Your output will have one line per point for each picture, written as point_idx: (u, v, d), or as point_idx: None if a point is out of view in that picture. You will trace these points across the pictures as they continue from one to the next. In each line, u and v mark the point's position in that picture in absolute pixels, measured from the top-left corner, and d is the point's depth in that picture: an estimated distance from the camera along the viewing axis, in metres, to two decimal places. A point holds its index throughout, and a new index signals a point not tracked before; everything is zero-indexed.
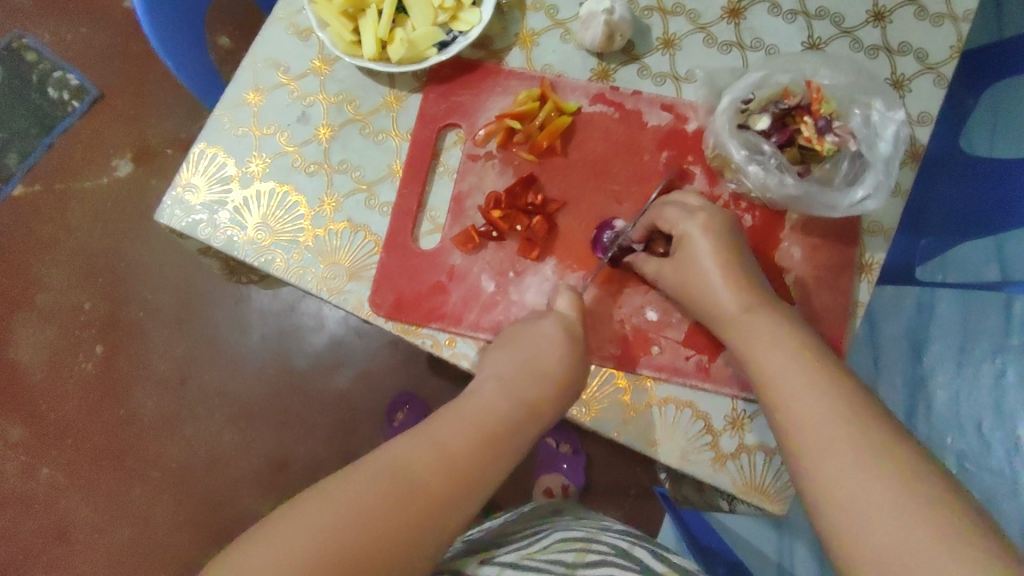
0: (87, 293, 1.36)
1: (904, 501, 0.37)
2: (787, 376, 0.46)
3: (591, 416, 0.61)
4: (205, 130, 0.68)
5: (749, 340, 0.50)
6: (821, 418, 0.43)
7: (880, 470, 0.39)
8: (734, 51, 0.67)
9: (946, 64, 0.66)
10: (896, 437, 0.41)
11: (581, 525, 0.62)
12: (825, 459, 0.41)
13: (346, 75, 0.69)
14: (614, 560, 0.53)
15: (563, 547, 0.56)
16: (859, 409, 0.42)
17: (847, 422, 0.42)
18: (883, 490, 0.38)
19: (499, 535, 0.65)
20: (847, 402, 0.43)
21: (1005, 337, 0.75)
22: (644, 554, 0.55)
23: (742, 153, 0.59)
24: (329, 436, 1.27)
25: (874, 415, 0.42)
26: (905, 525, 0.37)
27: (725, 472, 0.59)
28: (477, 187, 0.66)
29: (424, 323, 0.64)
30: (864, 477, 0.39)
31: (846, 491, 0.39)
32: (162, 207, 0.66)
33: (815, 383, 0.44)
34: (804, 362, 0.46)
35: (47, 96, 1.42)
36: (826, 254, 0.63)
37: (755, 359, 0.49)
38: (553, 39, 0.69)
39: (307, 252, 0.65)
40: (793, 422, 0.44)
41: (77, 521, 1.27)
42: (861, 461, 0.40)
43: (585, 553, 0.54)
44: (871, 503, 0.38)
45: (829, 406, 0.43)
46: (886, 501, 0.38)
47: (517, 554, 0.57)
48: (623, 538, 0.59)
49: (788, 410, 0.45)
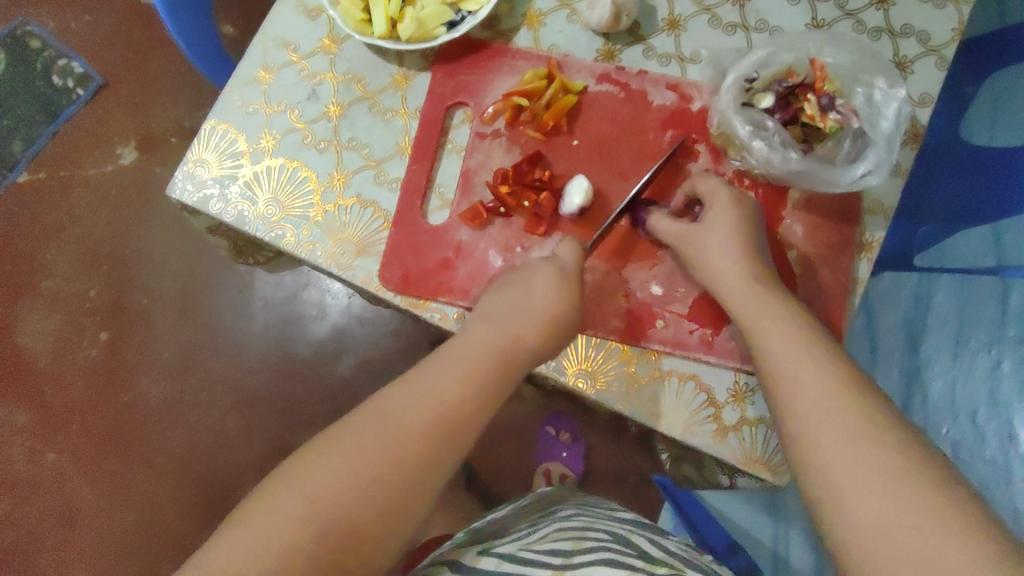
0: (92, 279, 1.37)
1: (901, 478, 0.38)
2: (786, 358, 0.47)
3: (595, 388, 0.62)
4: (215, 107, 0.69)
5: (750, 315, 0.51)
6: (819, 394, 0.44)
7: (875, 443, 0.40)
8: (739, 31, 0.68)
9: (948, 46, 0.67)
10: (891, 415, 0.42)
11: (578, 512, 0.63)
12: (824, 431, 0.42)
13: (355, 54, 0.70)
14: (610, 547, 0.53)
15: (560, 536, 0.57)
16: (855, 387, 0.44)
17: (843, 402, 0.43)
18: (879, 461, 0.39)
19: (499, 527, 0.65)
20: (845, 379, 0.44)
21: (1002, 328, 0.68)
22: (641, 540, 0.56)
23: (746, 129, 0.60)
24: (331, 422, 1.29)
25: (872, 396, 0.43)
26: (899, 495, 0.38)
27: (725, 445, 0.60)
28: (484, 165, 0.67)
29: (432, 298, 0.65)
30: (860, 448, 0.40)
31: (842, 467, 0.40)
32: (173, 182, 0.67)
33: (815, 363, 0.45)
34: (802, 344, 0.47)
35: (52, 83, 1.43)
36: (827, 232, 0.64)
37: (760, 335, 0.50)
38: (559, 20, 0.70)
39: (316, 228, 0.66)
40: (794, 396, 0.45)
41: (81, 505, 1.28)
42: (860, 438, 0.41)
43: (581, 541, 0.55)
44: (868, 478, 0.39)
45: (827, 380, 0.44)
46: (881, 472, 0.39)
47: (515, 544, 0.57)
48: (620, 526, 0.60)
49: (786, 391, 0.46)
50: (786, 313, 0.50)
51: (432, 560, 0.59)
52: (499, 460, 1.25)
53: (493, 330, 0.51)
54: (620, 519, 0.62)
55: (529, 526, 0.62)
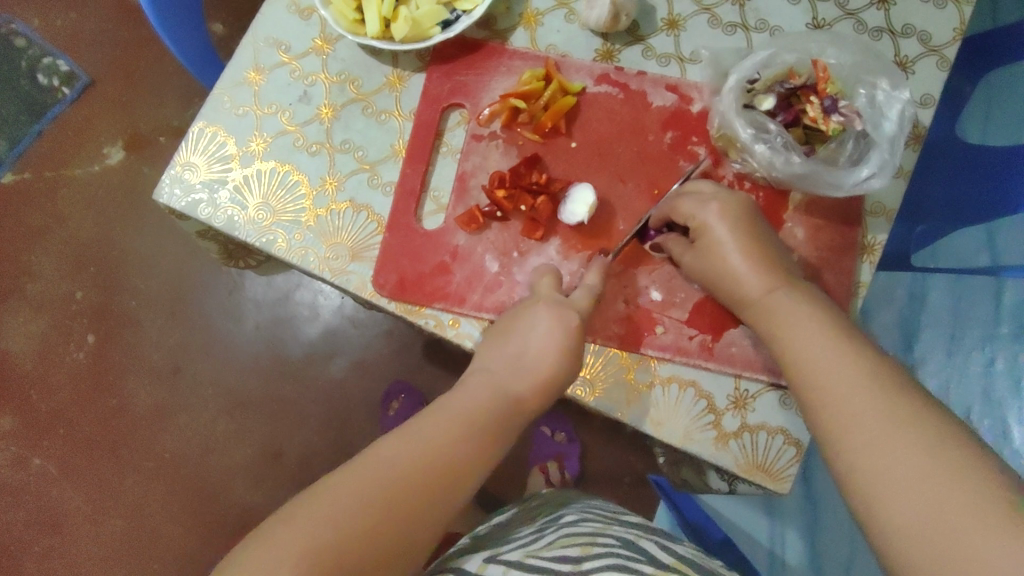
0: (78, 282, 1.34)
1: (931, 475, 0.37)
2: (818, 357, 0.46)
3: (594, 396, 0.61)
4: (204, 109, 0.67)
5: (777, 315, 0.51)
6: (852, 393, 0.43)
7: (904, 441, 0.39)
8: (739, 32, 0.67)
9: (949, 47, 0.66)
10: (925, 410, 0.40)
11: (584, 517, 0.62)
12: (849, 434, 0.42)
13: (348, 54, 0.69)
14: (619, 553, 0.52)
15: (569, 542, 0.55)
16: (885, 386, 0.43)
17: (875, 400, 0.42)
18: (908, 459, 0.38)
19: (502, 531, 0.64)
20: (875, 379, 0.43)
21: (997, 326, 0.81)
22: (650, 547, 0.56)
23: (748, 132, 0.59)
24: (324, 424, 1.27)
25: (903, 391, 0.42)
26: (931, 495, 0.36)
27: (727, 452, 0.59)
28: (481, 167, 0.65)
29: (428, 304, 0.63)
30: (888, 448, 0.39)
31: (873, 469, 0.39)
32: (161, 186, 0.65)
33: (848, 363, 0.45)
34: (834, 342, 0.47)
35: (37, 82, 1.39)
36: (829, 235, 0.63)
37: (786, 342, 0.49)
38: (557, 19, 0.68)
39: (308, 232, 0.64)
40: (822, 401, 0.44)
41: (69, 511, 1.25)
42: (888, 437, 0.40)
43: (591, 547, 0.54)
44: (898, 479, 0.38)
45: (862, 380, 0.43)
46: (912, 471, 0.38)
47: (522, 551, 0.56)
48: (629, 530, 0.59)
49: (818, 391, 0.45)
50: (817, 314, 0.49)
51: (440, 567, 0.59)
52: (494, 462, 1.23)
53: (491, 383, 0.50)
54: (628, 522, 0.62)
55: (533, 531, 0.61)
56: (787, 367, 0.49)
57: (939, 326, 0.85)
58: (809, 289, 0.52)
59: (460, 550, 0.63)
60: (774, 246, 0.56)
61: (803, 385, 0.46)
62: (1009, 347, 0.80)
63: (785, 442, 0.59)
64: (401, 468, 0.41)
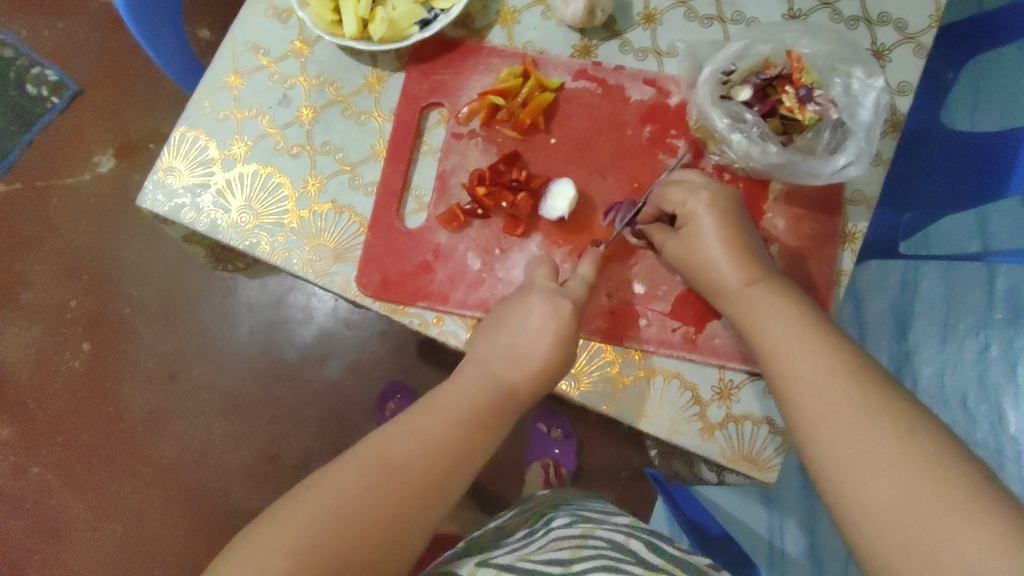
0: (72, 290, 1.34)
1: (900, 462, 0.38)
2: (791, 346, 0.47)
3: (579, 390, 0.61)
4: (185, 114, 0.68)
5: (754, 309, 0.51)
6: (823, 382, 0.44)
7: (875, 430, 0.40)
8: (716, 24, 0.68)
9: (925, 34, 0.66)
10: (895, 399, 0.41)
11: (575, 519, 0.62)
12: (824, 423, 0.42)
13: (327, 55, 0.69)
14: (608, 554, 0.54)
15: (558, 546, 0.56)
16: (859, 374, 0.43)
17: (846, 388, 0.43)
18: (879, 448, 0.39)
19: (495, 536, 0.65)
20: (850, 368, 0.44)
21: (991, 312, 0.90)
22: (638, 547, 0.56)
23: (724, 123, 0.59)
24: (320, 427, 1.27)
25: (874, 379, 0.43)
26: (901, 483, 0.38)
27: (713, 443, 0.59)
28: (461, 166, 0.66)
29: (411, 303, 0.64)
30: (861, 436, 0.40)
31: (845, 457, 0.40)
32: (144, 192, 0.65)
33: (818, 351, 0.45)
34: (805, 331, 0.47)
35: (25, 92, 1.39)
36: (810, 224, 0.63)
37: (759, 331, 0.50)
38: (534, 16, 0.69)
39: (291, 234, 0.64)
40: (797, 388, 0.45)
41: (69, 519, 1.26)
42: (859, 426, 0.41)
43: (580, 549, 0.55)
44: (871, 467, 0.39)
45: (833, 369, 0.44)
46: (883, 460, 0.39)
47: (512, 555, 0.57)
48: (618, 531, 0.59)
49: (792, 380, 0.46)
50: (790, 305, 0.50)
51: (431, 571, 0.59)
52: (491, 460, 1.24)
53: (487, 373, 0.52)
54: (620, 523, 0.61)
55: (523, 536, 0.62)
56: (761, 355, 0.49)
57: (932, 313, 0.91)
58: (788, 283, 0.52)
59: (456, 552, 0.63)
60: (754, 237, 0.56)
61: (777, 372, 0.47)
62: (1002, 332, 0.89)
63: (770, 432, 0.59)
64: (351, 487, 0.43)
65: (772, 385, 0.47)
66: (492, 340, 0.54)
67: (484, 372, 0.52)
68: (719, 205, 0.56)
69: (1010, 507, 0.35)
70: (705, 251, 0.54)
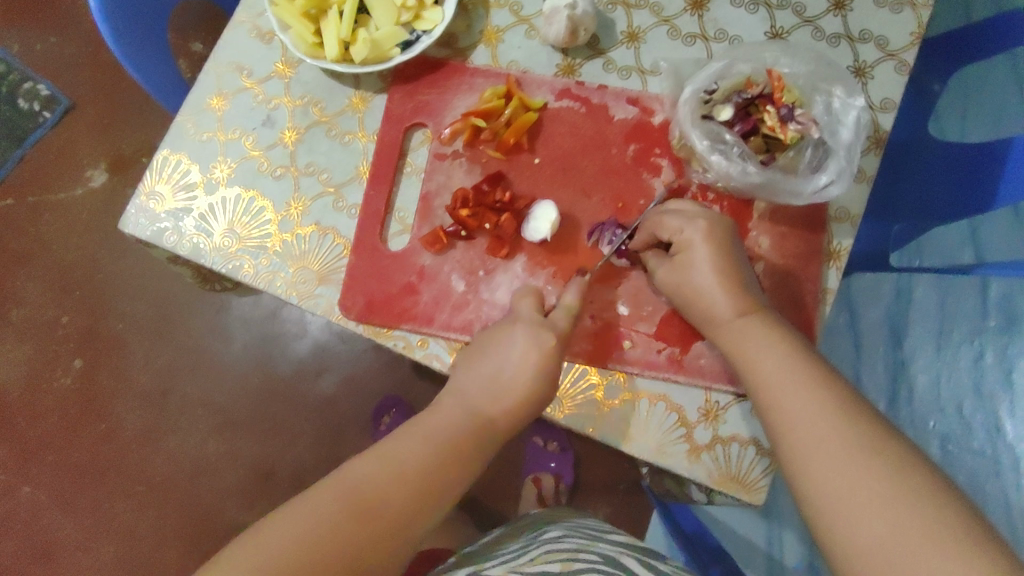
0: (64, 306, 1.34)
1: (891, 501, 0.38)
2: (782, 378, 0.46)
3: (564, 413, 0.61)
4: (168, 137, 0.67)
5: (744, 341, 0.51)
6: (812, 418, 0.43)
7: (865, 467, 0.40)
8: (698, 42, 0.68)
9: (907, 51, 0.66)
10: (885, 436, 0.41)
11: (568, 534, 0.61)
12: (815, 459, 0.42)
13: (310, 77, 0.69)
14: (599, 568, 0.52)
15: (550, 558, 0.55)
16: (849, 411, 0.43)
17: (837, 424, 0.42)
18: (870, 485, 0.39)
19: (490, 550, 0.64)
20: (840, 404, 0.43)
21: (984, 320, 0.88)
22: (632, 563, 0.55)
23: (704, 143, 0.59)
24: (315, 442, 1.26)
25: (864, 416, 0.43)
26: (893, 521, 0.37)
27: (700, 465, 0.59)
28: (445, 187, 0.65)
29: (396, 326, 0.63)
30: (853, 473, 0.40)
31: (838, 493, 0.40)
32: (127, 216, 0.65)
33: (808, 386, 0.45)
34: (794, 366, 0.47)
35: (17, 108, 1.39)
36: (795, 242, 0.63)
37: (749, 363, 0.49)
38: (518, 35, 0.69)
39: (275, 257, 0.64)
40: (788, 422, 0.45)
41: (61, 539, 1.25)
42: (849, 462, 0.40)
43: (572, 563, 0.53)
44: (861, 503, 0.39)
45: (822, 404, 0.44)
46: (874, 498, 0.38)
47: (505, 567, 0.56)
48: (612, 547, 0.59)
49: (782, 414, 0.45)
50: (778, 337, 0.50)
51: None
52: (486, 474, 1.23)
53: (475, 401, 0.51)
54: (615, 541, 0.61)
55: (518, 547, 0.61)
56: (750, 387, 0.49)
57: (927, 322, 0.91)
58: (775, 314, 0.52)
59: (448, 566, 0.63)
60: (737, 259, 0.56)
61: (767, 407, 0.46)
62: (996, 342, 0.87)
63: (758, 453, 0.59)
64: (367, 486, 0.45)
65: (761, 417, 0.47)
66: (477, 366, 0.53)
67: (468, 403, 0.51)
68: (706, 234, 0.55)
69: (991, 543, 0.35)
70: (690, 276, 0.54)
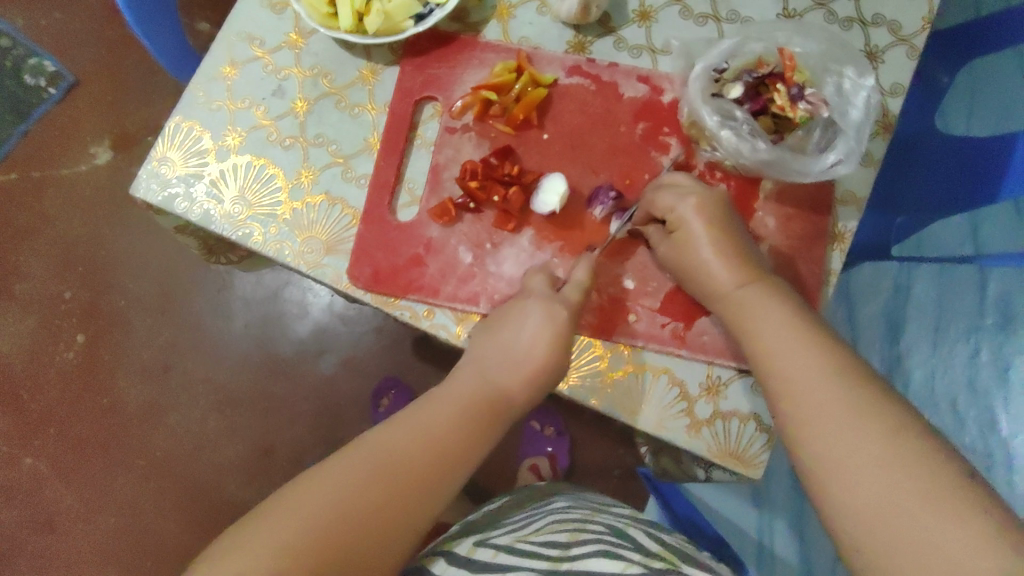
0: (67, 281, 1.34)
1: (889, 463, 0.38)
2: (784, 344, 0.47)
3: (567, 384, 0.61)
4: (180, 104, 0.68)
5: (744, 308, 0.51)
6: (812, 382, 0.44)
7: (863, 430, 0.40)
8: (710, 22, 0.68)
9: (918, 36, 0.66)
10: (884, 399, 0.42)
11: (574, 505, 0.62)
12: (815, 425, 0.42)
13: (321, 48, 0.69)
14: (606, 539, 0.53)
15: (557, 528, 0.56)
16: (848, 376, 0.43)
17: (835, 388, 0.43)
18: (868, 448, 0.39)
19: (494, 518, 0.64)
20: (838, 367, 0.44)
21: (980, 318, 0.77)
22: (638, 533, 0.55)
23: (714, 120, 0.59)
24: (314, 422, 1.27)
25: (863, 381, 0.43)
26: (888, 481, 0.38)
27: (700, 439, 0.59)
28: (454, 160, 0.66)
29: (402, 296, 0.64)
30: (850, 436, 0.40)
31: (835, 455, 0.41)
32: (137, 181, 0.65)
33: (808, 351, 0.45)
34: (796, 334, 0.47)
35: (22, 82, 1.39)
36: (801, 223, 0.63)
37: (752, 333, 0.50)
38: (529, 12, 0.69)
39: (284, 226, 0.64)
40: (793, 392, 0.45)
41: (60, 512, 1.25)
42: (847, 425, 0.41)
43: (579, 533, 0.54)
44: (860, 466, 0.39)
45: (821, 370, 0.44)
46: (872, 458, 0.39)
47: (511, 535, 0.56)
48: (617, 518, 0.59)
49: (783, 381, 0.46)
50: (785, 304, 0.50)
51: (427, 551, 0.57)
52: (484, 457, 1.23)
53: None
54: (619, 513, 0.62)
55: (522, 517, 0.61)
56: (755, 357, 0.49)
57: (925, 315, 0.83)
58: (776, 280, 0.53)
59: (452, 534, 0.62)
60: (744, 235, 0.56)
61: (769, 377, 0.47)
62: (992, 339, 0.75)
63: (758, 428, 0.59)
64: (381, 462, 0.44)
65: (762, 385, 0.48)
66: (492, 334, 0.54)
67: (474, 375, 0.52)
68: (713, 206, 0.56)
69: (992, 498, 0.36)
70: (698, 253, 0.55)
